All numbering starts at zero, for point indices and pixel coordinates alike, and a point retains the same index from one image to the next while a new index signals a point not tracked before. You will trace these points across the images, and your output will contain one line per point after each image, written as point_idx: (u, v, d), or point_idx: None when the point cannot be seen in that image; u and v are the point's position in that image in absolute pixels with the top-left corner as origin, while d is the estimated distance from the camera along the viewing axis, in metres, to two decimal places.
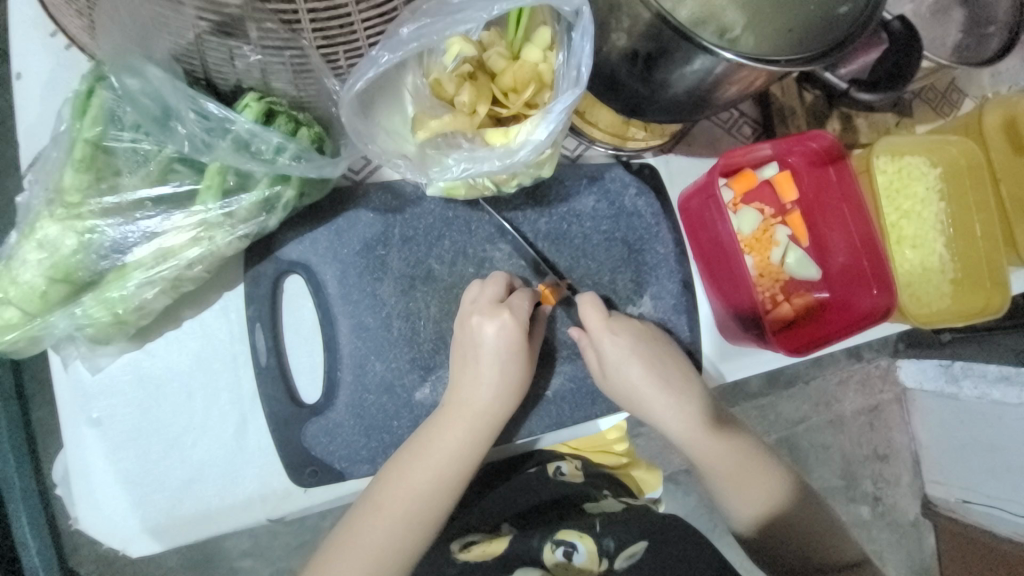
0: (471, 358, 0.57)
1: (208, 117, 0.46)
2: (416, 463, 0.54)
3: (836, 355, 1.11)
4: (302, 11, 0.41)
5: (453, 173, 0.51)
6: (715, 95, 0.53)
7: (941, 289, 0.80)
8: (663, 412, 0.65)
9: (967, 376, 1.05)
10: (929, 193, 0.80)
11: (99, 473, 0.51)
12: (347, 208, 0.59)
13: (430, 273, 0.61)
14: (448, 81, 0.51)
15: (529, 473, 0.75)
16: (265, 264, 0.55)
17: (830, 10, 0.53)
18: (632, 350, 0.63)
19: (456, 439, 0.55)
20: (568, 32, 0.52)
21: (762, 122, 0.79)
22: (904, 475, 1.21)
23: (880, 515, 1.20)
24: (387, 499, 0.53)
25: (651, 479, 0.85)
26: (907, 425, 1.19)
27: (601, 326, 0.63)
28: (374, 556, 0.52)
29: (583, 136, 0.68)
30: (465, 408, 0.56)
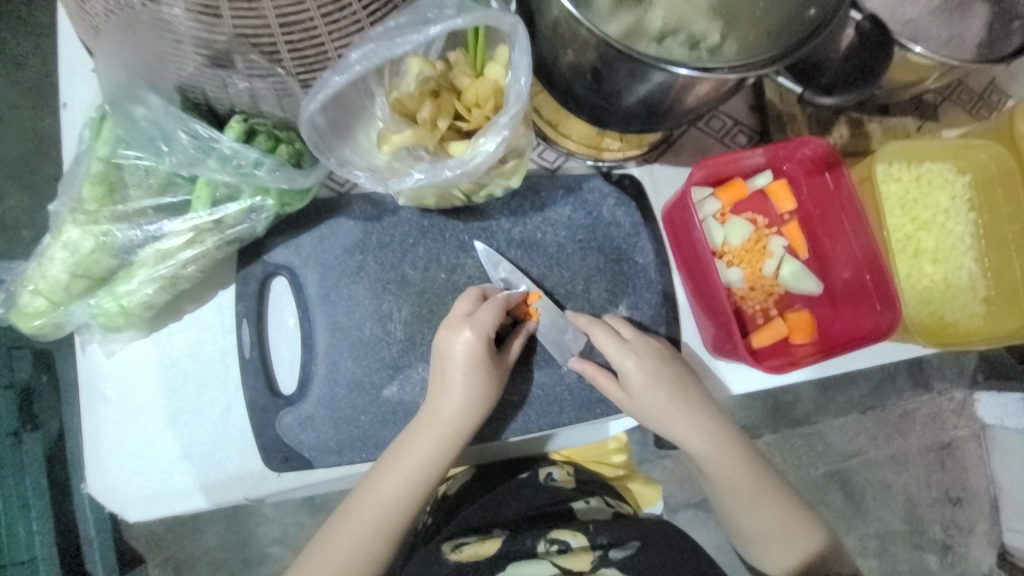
0: (444, 372, 0.59)
1: (197, 137, 0.53)
2: (385, 475, 0.57)
3: (902, 385, 1.22)
4: (279, 42, 0.48)
5: (413, 181, 0.55)
6: (672, 106, 0.54)
7: (971, 308, 0.72)
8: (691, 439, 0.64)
9: None
10: (956, 202, 0.73)
11: (106, 445, 0.59)
12: (330, 216, 0.64)
13: (404, 278, 0.65)
14: (409, 98, 0.55)
15: (521, 477, 0.75)
16: (254, 266, 0.62)
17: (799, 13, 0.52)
18: (652, 371, 0.63)
19: (422, 451, 0.58)
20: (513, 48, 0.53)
21: (759, 130, 0.77)
22: (982, 522, 1.25)
23: (950, 565, 1.24)
24: (359, 509, 0.57)
25: (650, 494, 0.87)
26: (986, 465, 1.25)
27: (615, 346, 0.63)
28: (343, 560, 0.56)
29: (558, 148, 0.70)
30: (436, 422, 0.58)
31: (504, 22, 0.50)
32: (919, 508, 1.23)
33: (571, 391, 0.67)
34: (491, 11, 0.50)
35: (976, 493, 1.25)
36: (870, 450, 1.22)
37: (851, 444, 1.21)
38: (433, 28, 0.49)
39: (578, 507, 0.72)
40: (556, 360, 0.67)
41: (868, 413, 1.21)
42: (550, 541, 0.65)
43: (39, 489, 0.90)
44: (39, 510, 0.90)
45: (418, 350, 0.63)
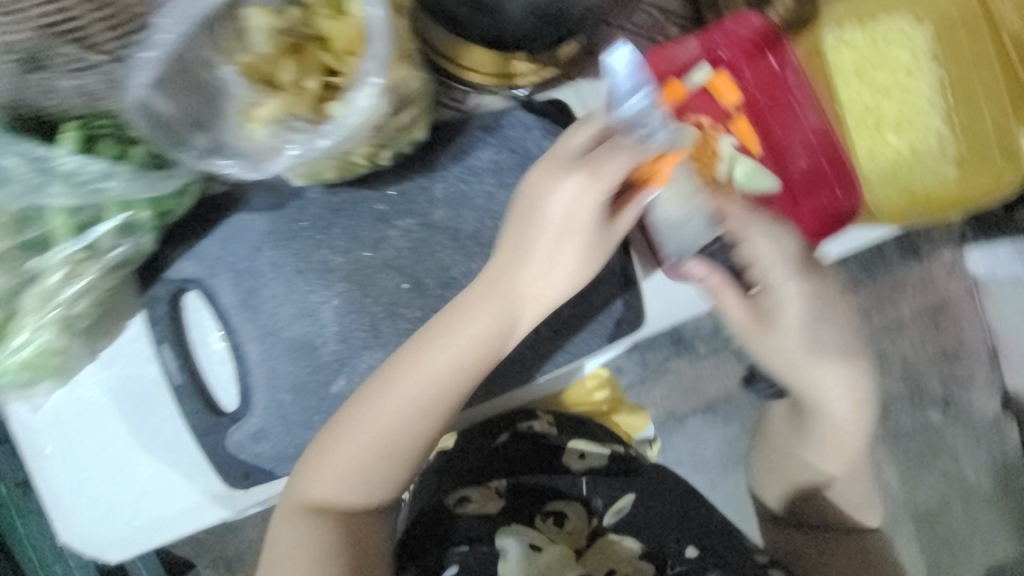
0: (535, 213, 0.52)
1: (34, 160, 0.47)
2: (429, 349, 0.52)
3: None
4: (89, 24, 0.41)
5: (288, 158, 0.46)
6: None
7: (943, 173, 0.66)
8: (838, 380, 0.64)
9: None
10: (917, 58, 0.66)
11: (67, 497, 0.57)
12: (227, 214, 0.58)
13: (324, 265, 0.59)
14: (265, 62, 0.46)
15: (501, 439, 0.71)
16: (156, 287, 0.57)
17: None
18: (801, 309, 0.61)
19: (466, 336, 0.53)
20: None
21: (692, 17, 0.67)
22: None
23: None
24: (380, 405, 0.52)
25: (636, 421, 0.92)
26: None
27: (781, 259, 0.60)
28: (360, 455, 0.52)
29: (466, 85, 0.60)
30: (508, 293, 0.53)
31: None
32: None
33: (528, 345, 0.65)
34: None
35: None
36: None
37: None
38: None
39: (571, 459, 0.71)
40: None
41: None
42: (547, 513, 0.69)
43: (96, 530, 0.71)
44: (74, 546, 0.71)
45: (358, 338, 0.59)
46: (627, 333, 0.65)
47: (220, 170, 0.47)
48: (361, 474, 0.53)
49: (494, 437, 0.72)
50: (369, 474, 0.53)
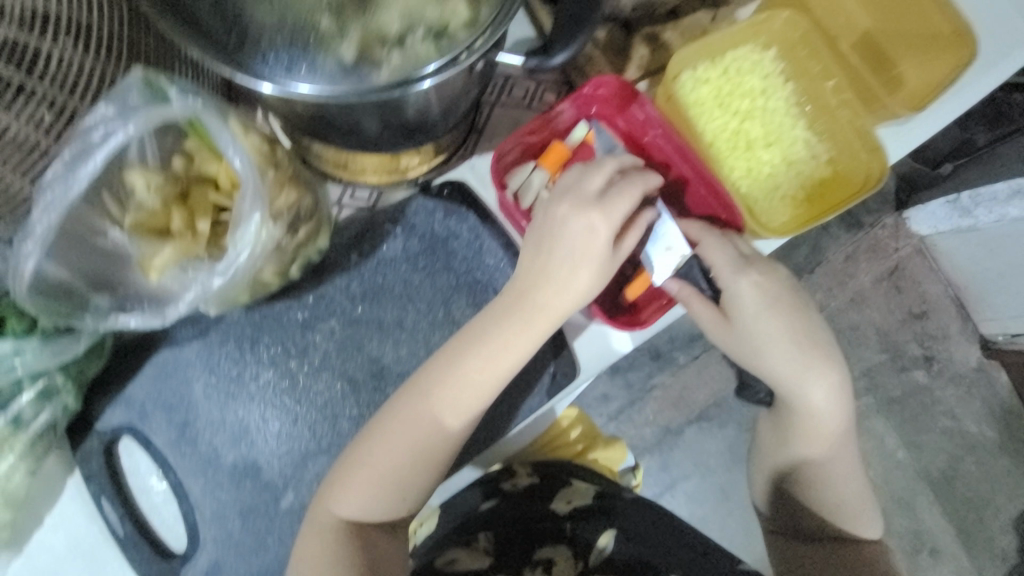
0: (543, 236, 0.58)
1: None
2: (444, 373, 0.56)
3: (835, 232, 1.29)
4: None
5: (185, 303, 0.48)
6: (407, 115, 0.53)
7: (818, 175, 0.72)
8: (817, 394, 0.68)
9: (978, 204, 1.10)
10: (770, 78, 0.72)
11: None
12: (150, 355, 0.60)
13: (254, 384, 0.59)
14: (153, 215, 0.49)
15: (483, 507, 0.76)
16: (89, 440, 0.59)
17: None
18: (761, 306, 0.65)
19: (471, 364, 0.56)
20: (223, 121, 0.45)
21: (564, 82, 0.74)
22: (953, 322, 1.34)
23: (938, 372, 1.33)
24: (400, 430, 0.56)
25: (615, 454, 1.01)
26: (935, 272, 1.32)
27: (730, 265, 0.64)
28: (382, 475, 0.56)
29: (362, 186, 0.66)
30: (531, 308, 0.57)
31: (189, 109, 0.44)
32: (890, 335, 1.32)
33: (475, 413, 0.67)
34: (167, 102, 0.44)
35: (935, 302, 1.33)
36: (831, 305, 1.29)
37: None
38: (114, 140, 0.43)
39: (558, 504, 0.78)
40: None
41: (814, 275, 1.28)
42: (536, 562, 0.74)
43: None
44: None
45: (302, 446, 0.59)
46: (564, 385, 0.68)
47: (124, 324, 0.50)
48: (385, 492, 0.56)
49: (480, 504, 0.76)
50: (387, 493, 0.56)
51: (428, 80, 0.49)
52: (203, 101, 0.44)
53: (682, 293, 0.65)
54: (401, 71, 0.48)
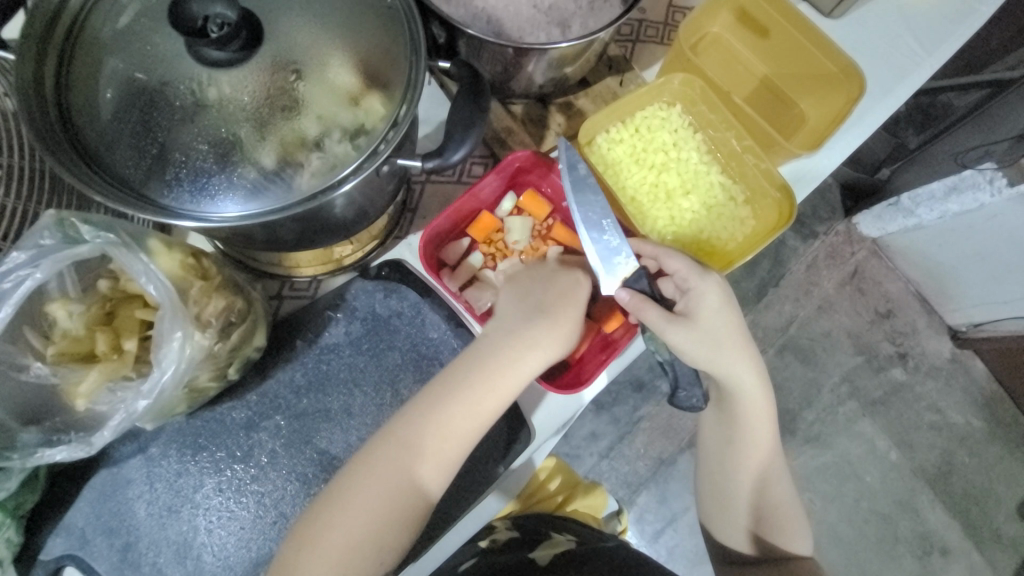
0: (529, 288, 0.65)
1: None
2: (465, 387, 0.58)
3: (792, 246, 1.33)
4: None
5: (111, 429, 0.49)
6: (329, 210, 0.54)
7: (739, 215, 0.77)
8: (756, 389, 0.70)
9: (920, 203, 1.16)
10: (680, 132, 0.78)
11: None
12: (89, 477, 0.58)
13: (198, 494, 0.59)
14: (77, 340, 0.50)
15: (464, 567, 0.78)
16: (33, 572, 0.56)
17: (396, 69, 0.54)
18: (721, 307, 0.66)
19: (470, 398, 0.58)
20: (136, 251, 0.47)
21: (489, 153, 0.78)
22: (920, 317, 1.38)
23: (915, 367, 1.36)
24: (381, 473, 0.55)
25: (598, 500, 0.99)
26: (892, 271, 1.38)
27: (694, 269, 0.66)
28: (359, 524, 0.54)
29: (301, 277, 0.67)
30: (522, 343, 0.60)
31: (92, 248, 0.46)
32: (863, 337, 1.35)
33: None
34: (77, 243, 0.46)
35: (899, 300, 1.38)
36: (799, 314, 1.34)
37: (782, 317, 1.33)
38: (31, 282, 0.44)
39: (538, 557, 0.76)
40: None
41: (779, 288, 1.33)
42: None
43: None
44: None
45: (255, 545, 0.58)
46: (519, 449, 0.71)
47: (51, 459, 0.50)
48: (357, 552, 0.54)
49: (462, 565, 0.78)
50: (366, 545, 0.54)
51: (346, 183, 0.51)
52: (113, 236, 0.47)
53: (632, 301, 0.63)
54: (317, 183, 0.51)
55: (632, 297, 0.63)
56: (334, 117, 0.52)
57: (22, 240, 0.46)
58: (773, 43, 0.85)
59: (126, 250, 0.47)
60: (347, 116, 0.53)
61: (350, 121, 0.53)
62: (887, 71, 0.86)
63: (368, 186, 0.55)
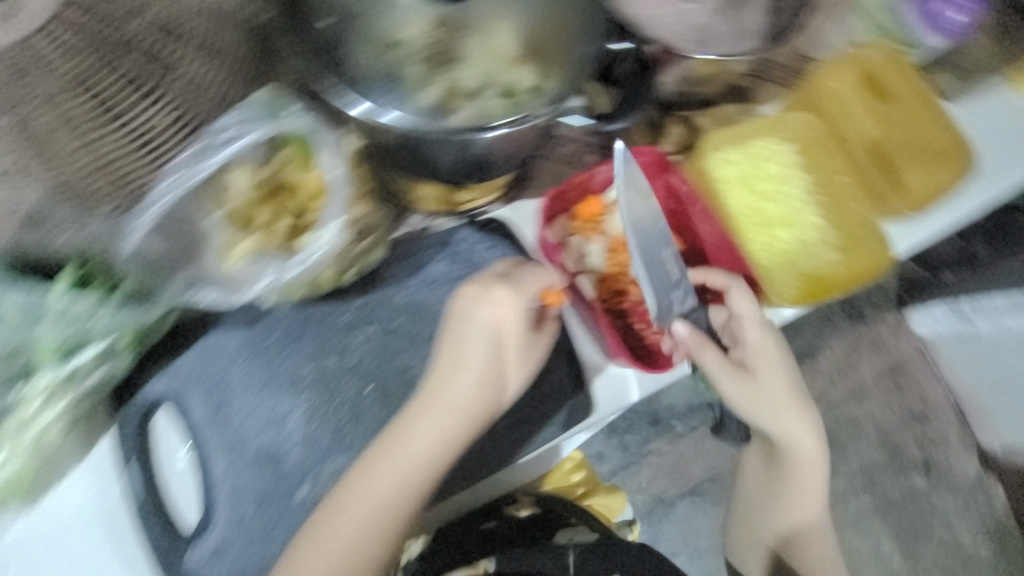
0: (462, 339, 0.60)
1: (30, 300, 0.52)
2: (447, 397, 0.58)
3: (836, 321, 1.31)
4: (105, 185, 0.52)
5: (262, 284, 0.55)
6: (481, 150, 0.60)
7: (828, 257, 0.79)
8: (808, 438, 0.75)
9: (979, 314, 1.19)
10: (788, 168, 0.81)
11: None
12: (207, 333, 0.65)
13: (293, 374, 0.64)
14: (241, 206, 0.56)
15: (484, 526, 0.80)
16: (130, 405, 0.60)
17: (573, 49, 0.61)
18: (777, 360, 0.72)
19: (447, 408, 0.58)
20: (322, 139, 0.56)
21: (603, 144, 0.81)
22: (952, 432, 1.31)
23: (936, 479, 1.31)
24: (374, 476, 0.56)
25: (616, 501, 1.03)
26: (937, 375, 1.32)
27: (755, 321, 0.71)
28: (361, 522, 0.55)
29: (420, 211, 0.73)
30: (510, 366, 0.61)
31: (302, 126, 0.55)
32: (891, 434, 1.31)
33: None
34: (282, 119, 0.54)
35: (938, 406, 1.31)
36: (833, 396, 1.29)
37: (814, 391, 1.28)
38: (241, 142, 0.52)
39: (561, 538, 0.82)
40: None
41: (812, 361, 1.30)
42: None
43: None
44: None
45: (325, 442, 0.62)
46: (579, 419, 0.73)
47: (203, 299, 0.57)
48: (354, 550, 0.55)
49: (485, 522, 0.80)
50: (368, 544, 0.55)
51: (498, 129, 0.56)
52: (311, 120, 0.55)
53: (693, 340, 0.68)
54: (473, 121, 0.57)
55: (692, 337, 0.68)
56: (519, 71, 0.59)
57: (241, 107, 0.54)
58: (893, 108, 0.88)
59: (314, 133, 0.56)
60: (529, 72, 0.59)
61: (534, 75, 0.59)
62: (997, 161, 0.87)
63: (525, 135, 0.61)
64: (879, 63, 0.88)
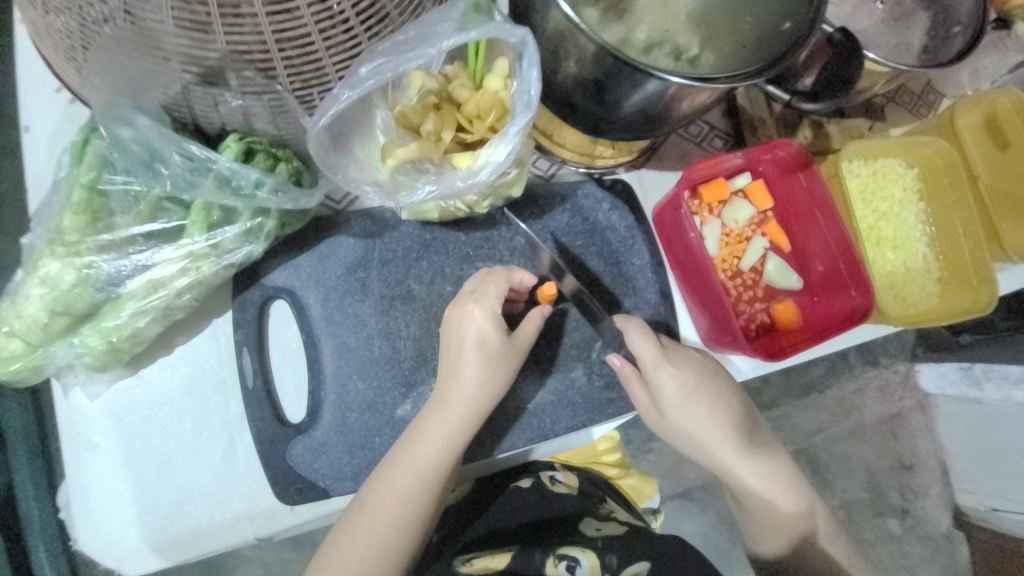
0: (449, 357, 0.58)
1: (192, 158, 0.52)
2: (481, 378, 0.57)
3: (852, 363, 1.19)
4: (276, 58, 0.47)
5: (421, 195, 0.55)
6: (670, 112, 0.55)
7: (927, 288, 0.79)
8: (748, 471, 0.67)
9: (990, 379, 1.11)
10: (907, 194, 0.80)
11: (108, 490, 0.57)
12: (329, 235, 0.63)
13: (408, 294, 0.63)
14: (413, 112, 0.55)
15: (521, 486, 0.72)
16: (251, 291, 0.60)
17: (775, 25, 0.55)
18: (682, 397, 0.64)
19: (473, 388, 0.57)
20: (520, 60, 0.54)
21: (733, 133, 0.80)
22: (935, 484, 1.24)
23: (910, 526, 1.24)
24: (414, 441, 0.57)
25: (646, 489, 0.86)
26: (933, 431, 1.24)
27: (656, 356, 0.63)
28: (405, 481, 0.56)
29: (553, 157, 0.71)
30: (447, 368, 0.58)
31: (512, 34, 0.51)
32: (878, 476, 1.23)
33: (581, 395, 0.68)
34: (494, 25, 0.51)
35: (925, 458, 1.24)
36: (829, 428, 1.20)
37: (813, 422, 1.18)
38: (445, 43, 0.50)
39: (587, 528, 0.68)
40: (566, 365, 0.68)
41: (820, 395, 1.19)
42: (560, 557, 0.62)
43: (108, 488, 0.57)
44: (86, 493, 0.57)
45: (428, 365, 0.62)
46: None
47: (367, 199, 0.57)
48: (398, 506, 0.56)
49: (517, 480, 0.73)
50: (418, 500, 0.56)
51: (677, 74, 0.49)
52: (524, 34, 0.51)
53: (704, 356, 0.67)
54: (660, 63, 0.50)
55: (624, 367, 0.64)
56: (710, 39, 0.57)
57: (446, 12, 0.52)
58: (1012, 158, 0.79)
59: (521, 46, 0.51)
60: (718, 42, 0.57)
61: (719, 47, 0.57)
62: None
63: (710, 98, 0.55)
64: (1007, 110, 0.79)
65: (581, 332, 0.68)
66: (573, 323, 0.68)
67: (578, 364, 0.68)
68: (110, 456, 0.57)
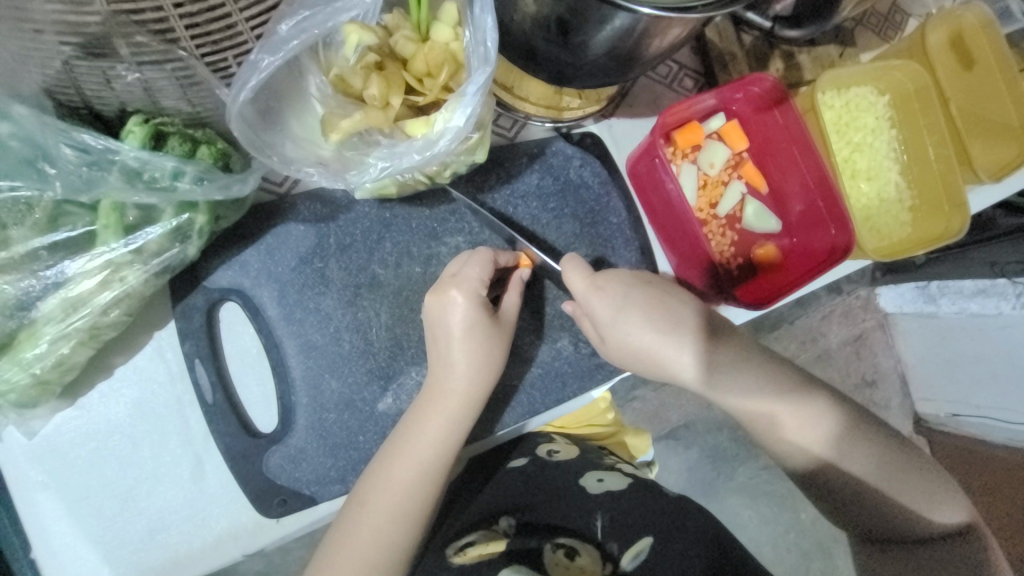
0: (439, 344, 0.55)
1: (90, 151, 0.45)
2: (469, 362, 0.54)
3: (817, 293, 1.11)
4: (171, 17, 0.37)
5: (373, 174, 0.49)
6: (643, 51, 0.49)
7: (901, 219, 0.77)
8: (734, 385, 0.60)
9: (943, 294, 1.03)
10: (879, 122, 0.76)
11: (68, 529, 0.52)
12: (275, 224, 0.56)
13: (372, 281, 0.58)
14: (353, 74, 0.48)
15: (513, 465, 0.68)
16: (195, 296, 0.54)
17: None
18: (616, 311, 0.58)
19: (465, 374, 0.54)
20: (471, 7, 0.48)
21: (703, 72, 0.74)
22: (894, 396, 1.20)
23: None
24: (412, 433, 0.54)
25: (642, 443, 0.83)
26: (891, 348, 1.19)
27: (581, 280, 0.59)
28: (405, 479, 0.53)
29: (515, 113, 0.64)
30: (435, 356, 0.55)
31: None
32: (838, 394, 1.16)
33: (569, 364, 0.65)
34: None
35: (886, 374, 1.19)
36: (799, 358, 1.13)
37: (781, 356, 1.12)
38: None
39: (588, 482, 0.67)
40: (550, 335, 0.65)
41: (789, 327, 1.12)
42: (557, 545, 0.61)
43: (66, 526, 0.52)
44: (42, 537, 0.52)
45: (406, 354, 0.58)
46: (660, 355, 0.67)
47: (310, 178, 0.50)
48: (398, 505, 0.53)
49: (510, 460, 0.68)
50: (417, 498, 0.54)
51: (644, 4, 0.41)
52: None
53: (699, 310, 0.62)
54: None
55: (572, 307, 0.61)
56: None
57: None
58: (978, 75, 0.75)
59: None
60: None
61: None
62: None
63: (685, 30, 0.49)
64: (971, 28, 0.74)
65: (562, 300, 0.65)
66: (553, 292, 0.65)
67: (563, 333, 0.65)
68: (63, 493, 0.52)
